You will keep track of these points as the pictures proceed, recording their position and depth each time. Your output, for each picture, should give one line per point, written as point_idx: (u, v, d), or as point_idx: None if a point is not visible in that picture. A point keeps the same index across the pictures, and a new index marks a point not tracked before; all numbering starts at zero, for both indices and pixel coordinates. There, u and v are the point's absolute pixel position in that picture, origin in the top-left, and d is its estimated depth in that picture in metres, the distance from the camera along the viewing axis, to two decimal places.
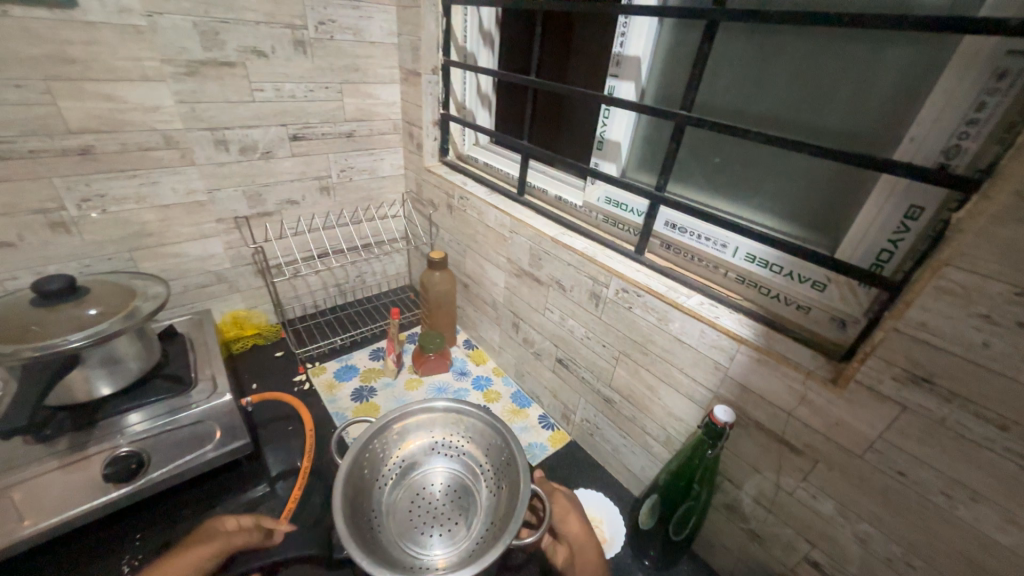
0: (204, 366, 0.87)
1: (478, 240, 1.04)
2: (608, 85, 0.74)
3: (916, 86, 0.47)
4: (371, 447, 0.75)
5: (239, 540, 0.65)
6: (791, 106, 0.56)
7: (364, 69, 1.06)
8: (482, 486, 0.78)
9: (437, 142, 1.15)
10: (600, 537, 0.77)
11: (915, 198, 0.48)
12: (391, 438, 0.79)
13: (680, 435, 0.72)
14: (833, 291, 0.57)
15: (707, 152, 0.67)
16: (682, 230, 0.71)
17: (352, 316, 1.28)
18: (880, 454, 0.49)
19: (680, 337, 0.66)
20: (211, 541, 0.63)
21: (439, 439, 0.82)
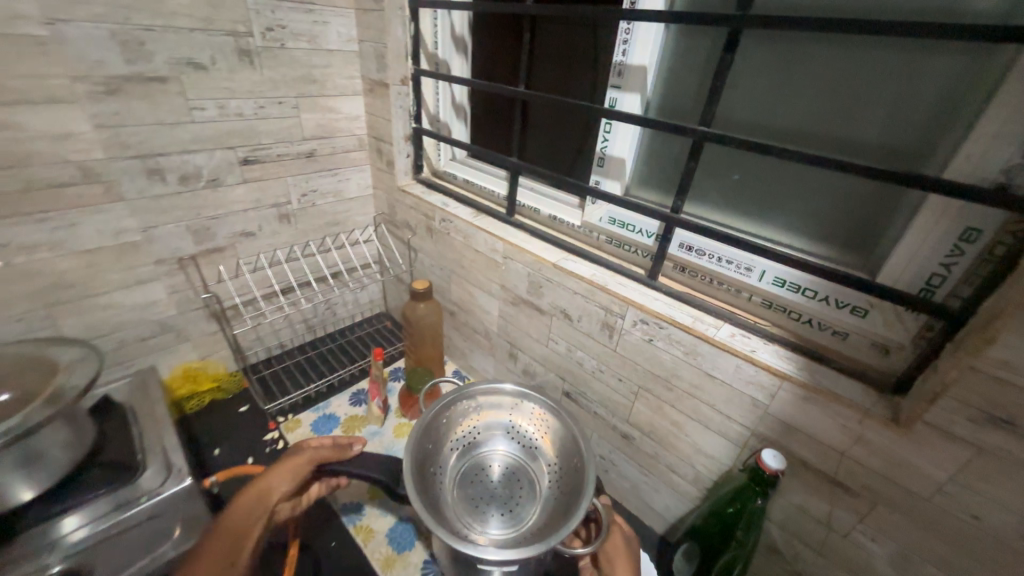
0: (155, 442, 0.73)
1: (465, 265, 0.95)
2: (610, 97, 0.68)
3: (966, 100, 0.43)
4: (447, 418, 0.80)
5: (325, 454, 0.65)
6: (821, 120, 0.52)
7: (323, 80, 0.94)
8: (547, 481, 0.79)
9: (410, 159, 1.04)
10: None
11: (971, 219, 0.44)
12: (467, 413, 0.83)
13: (710, 473, 0.67)
14: (875, 317, 0.53)
15: (724, 169, 0.62)
16: (699, 253, 0.66)
17: (325, 355, 1.15)
18: (950, 496, 0.45)
19: (712, 372, 0.61)
20: (300, 453, 0.65)
21: (512, 425, 0.84)
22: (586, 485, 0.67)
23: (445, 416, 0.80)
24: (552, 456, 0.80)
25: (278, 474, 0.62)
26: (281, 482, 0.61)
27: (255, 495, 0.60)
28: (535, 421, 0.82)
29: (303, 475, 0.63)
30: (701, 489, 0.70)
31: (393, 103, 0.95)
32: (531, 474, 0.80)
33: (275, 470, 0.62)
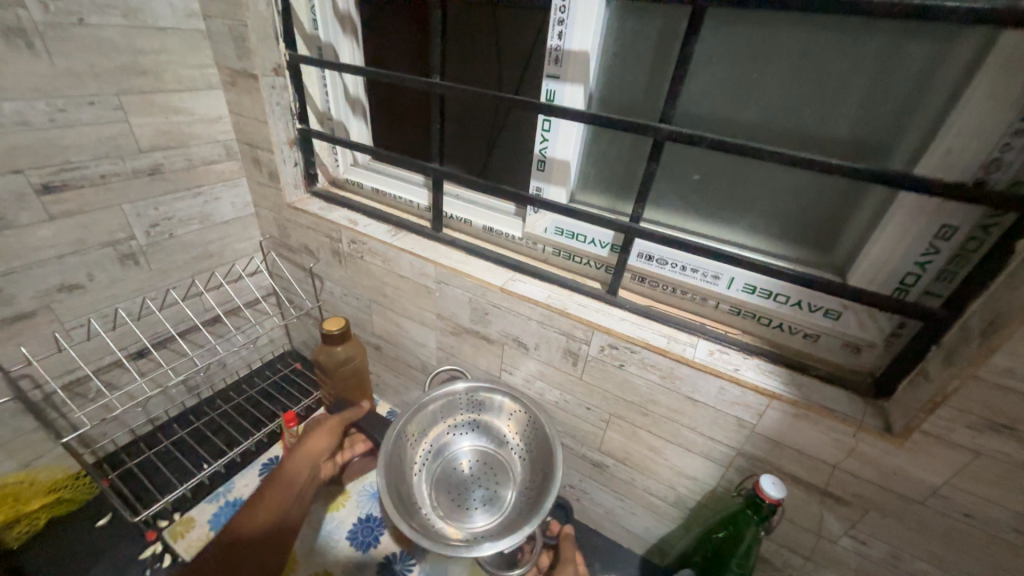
0: None
1: (388, 294, 0.80)
2: (547, 90, 0.57)
3: (941, 87, 0.40)
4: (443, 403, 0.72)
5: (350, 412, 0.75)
6: (787, 113, 0.47)
7: (157, 70, 0.69)
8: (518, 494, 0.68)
9: (299, 168, 0.84)
10: None
11: (946, 216, 0.42)
12: (478, 398, 0.73)
13: (693, 494, 0.63)
14: (848, 318, 0.51)
15: (682, 168, 0.56)
16: (661, 262, 0.60)
17: (217, 421, 0.91)
18: (944, 499, 0.45)
19: (692, 396, 0.55)
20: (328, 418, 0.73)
21: (509, 425, 0.73)
22: (541, 507, 0.59)
23: (458, 392, 0.72)
24: (529, 472, 0.69)
25: (321, 432, 0.71)
26: (321, 440, 0.69)
27: (302, 451, 0.68)
28: (524, 423, 0.70)
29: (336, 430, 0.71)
30: (684, 510, 0.65)
31: (266, 99, 0.74)
32: (512, 483, 0.70)
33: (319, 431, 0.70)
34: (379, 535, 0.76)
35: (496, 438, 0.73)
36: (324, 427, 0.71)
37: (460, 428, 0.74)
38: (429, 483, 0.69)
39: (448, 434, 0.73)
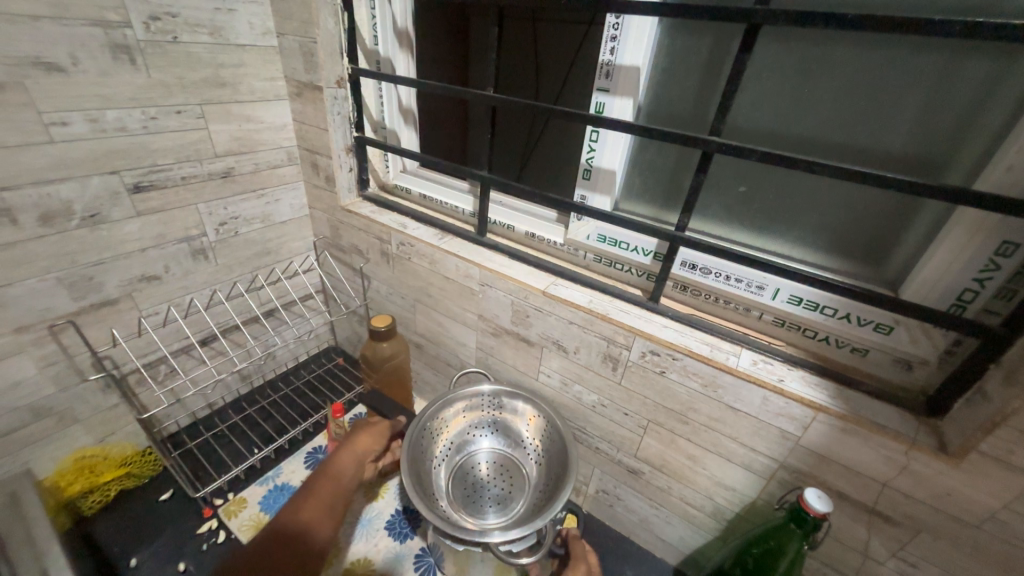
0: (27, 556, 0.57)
1: (433, 294, 0.83)
2: (597, 102, 0.59)
3: (1003, 103, 0.40)
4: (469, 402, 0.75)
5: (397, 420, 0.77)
6: (840, 127, 0.47)
7: (234, 83, 0.76)
8: (531, 499, 0.69)
9: (354, 173, 0.89)
10: None
11: (1008, 233, 0.41)
12: (503, 401, 0.76)
13: (731, 505, 0.63)
14: (900, 334, 0.50)
15: (729, 180, 0.57)
16: (704, 271, 0.60)
17: (267, 408, 0.97)
18: (1003, 524, 0.43)
19: (735, 405, 0.55)
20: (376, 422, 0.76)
21: (530, 430, 0.74)
22: (550, 507, 0.60)
23: (484, 393, 0.76)
24: (544, 477, 0.70)
25: (365, 433, 0.73)
26: (369, 442, 0.72)
27: (348, 450, 0.70)
28: (540, 424, 0.73)
29: (383, 436, 0.74)
30: (721, 521, 0.65)
31: (328, 109, 0.80)
32: (526, 490, 0.71)
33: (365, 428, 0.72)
34: (414, 529, 0.78)
35: (520, 442, 0.75)
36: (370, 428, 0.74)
37: (489, 426, 0.76)
38: (448, 473, 0.73)
39: (478, 430, 0.76)
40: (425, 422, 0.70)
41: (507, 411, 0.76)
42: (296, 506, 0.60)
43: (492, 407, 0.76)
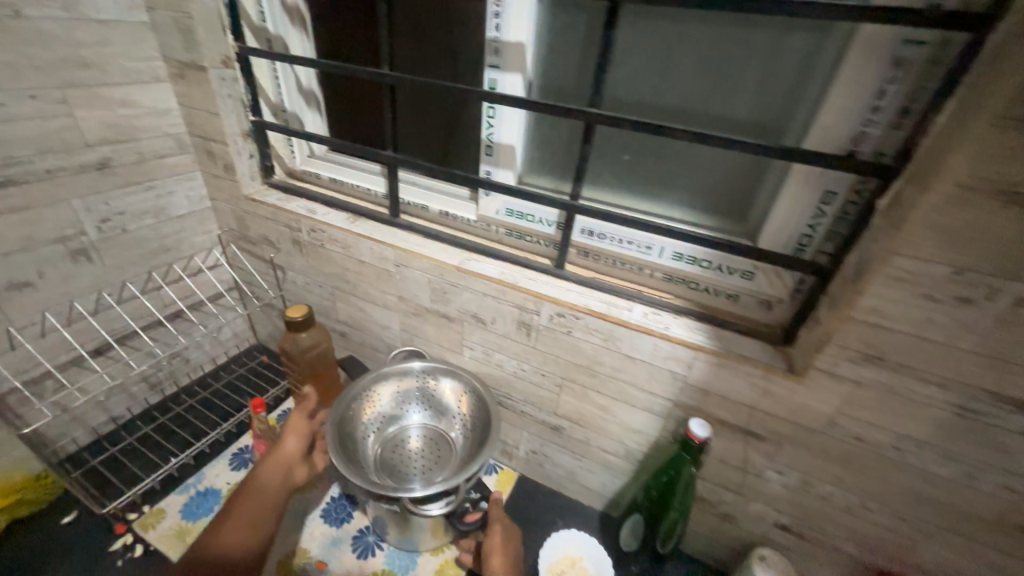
0: None
1: (350, 279, 0.83)
2: (489, 78, 0.61)
3: (817, 73, 0.47)
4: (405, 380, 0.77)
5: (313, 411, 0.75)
6: (700, 98, 0.53)
7: (101, 64, 0.69)
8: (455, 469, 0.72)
9: (255, 160, 0.85)
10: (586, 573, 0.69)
11: (828, 183, 0.49)
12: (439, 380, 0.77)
13: (639, 446, 0.70)
14: (760, 278, 0.58)
15: (615, 150, 0.61)
16: (601, 236, 0.65)
17: (184, 415, 0.91)
18: (839, 426, 0.52)
19: (632, 355, 0.61)
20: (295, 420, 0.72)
21: (460, 406, 0.76)
22: (470, 466, 0.63)
23: (422, 372, 0.77)
24: (469, 447, 0.73)
25: (288, 436, 0.70)
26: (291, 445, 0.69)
27: (273, 458, 0.67)
28: (466, 395, 0.75)
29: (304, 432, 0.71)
30: (633, 462, 0.72)
31: (216, 91, 0.75)
32: (452, 462, 0.74)
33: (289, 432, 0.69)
34: (353, 511, 0.78)
35: (452, 418, 0.77)
36: (293, 429, 0.71)
37: (425, 404, 0.78)
38: (377, 446, 0.75)
39: (411, 406, 0.78)
40: (356, 395, 0.72)
41: (443, 389, 0.77)
42: (212, 532, 0.57)
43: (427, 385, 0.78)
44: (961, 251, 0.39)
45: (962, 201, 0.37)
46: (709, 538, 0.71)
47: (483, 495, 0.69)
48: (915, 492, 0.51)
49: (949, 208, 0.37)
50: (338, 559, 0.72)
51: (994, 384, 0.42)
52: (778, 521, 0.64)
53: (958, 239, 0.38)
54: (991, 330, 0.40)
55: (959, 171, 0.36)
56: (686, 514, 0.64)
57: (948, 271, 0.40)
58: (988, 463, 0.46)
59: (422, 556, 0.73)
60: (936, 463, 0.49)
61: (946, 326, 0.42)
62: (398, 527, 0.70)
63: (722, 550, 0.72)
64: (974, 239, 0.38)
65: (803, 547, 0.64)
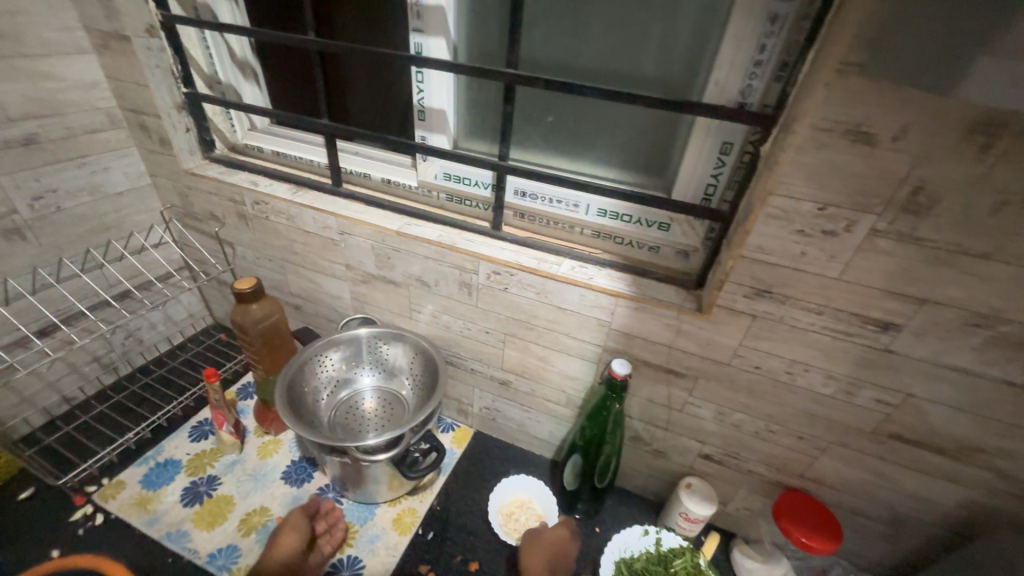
0: None
1: (298, 251, 0.84)
2: (415, 43, 0.62)
3: (710, 30, 0.51)
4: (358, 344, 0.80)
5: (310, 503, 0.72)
6: (610, 57, 0.56)
7: (15, 33, 0.67)
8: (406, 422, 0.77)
9: (192, 133, 0.84)
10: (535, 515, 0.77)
11: (725, 135, 0.54)
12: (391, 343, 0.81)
13: (578, 393, 0.75)
14: (676, 229, 0.62)
15: (539, 111, 0.64)
16: (533, 197, 0.68)
17: (141, 393, 0.92)
18: (742, 357, 0.58)
19: (562, 306, 0.66)
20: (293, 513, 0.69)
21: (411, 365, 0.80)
22: (416, 418, 0.68)
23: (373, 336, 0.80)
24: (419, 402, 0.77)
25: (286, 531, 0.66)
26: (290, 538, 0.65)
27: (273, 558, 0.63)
28: (416, 355, 0.79)
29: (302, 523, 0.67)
30: (574, 409, 0.77)
31: (143, 62, 0.74)
32: (404, 417, 0.78)
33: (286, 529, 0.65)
34: (313, 472, 0.82)
35: (405, 378, 0.81)
36: (291, 524, 0.67)
37: (378, 367, 0.82)
38: (331, 407, 0.78)
39: (364, 368, 0.82)
40: (308, 359, 0.76)
41: (395, 351, 0.81)
42: None
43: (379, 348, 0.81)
44: (823, 188, 0.43)
45: (820, 141, 0.41)
46: (645, 473, 0.78)
47: (432, 444, 0.72)
48: (808, 412, 0.58)
49: (811, 149, 0.42)
50: None
51: (860, 307, 0.48)
52: (702, 452, 0.70)
53: (819, 176, 0.43)
54: (853, 258, 0.46)
55: (815, 114, 0.41)
56: (615, 443, 0.71)
57: (815, 208, 0.45)
58: (861, 379, 0.53)
59: (379, 506, 0.78)
60: (822, 384, 0.55)
61: (817, 257, 0.47)
62: (354, 482, 0.74)
63: (657, 483, 0.78)
64: (832, 176, 0.43)
65: (723, 472, 0.71)
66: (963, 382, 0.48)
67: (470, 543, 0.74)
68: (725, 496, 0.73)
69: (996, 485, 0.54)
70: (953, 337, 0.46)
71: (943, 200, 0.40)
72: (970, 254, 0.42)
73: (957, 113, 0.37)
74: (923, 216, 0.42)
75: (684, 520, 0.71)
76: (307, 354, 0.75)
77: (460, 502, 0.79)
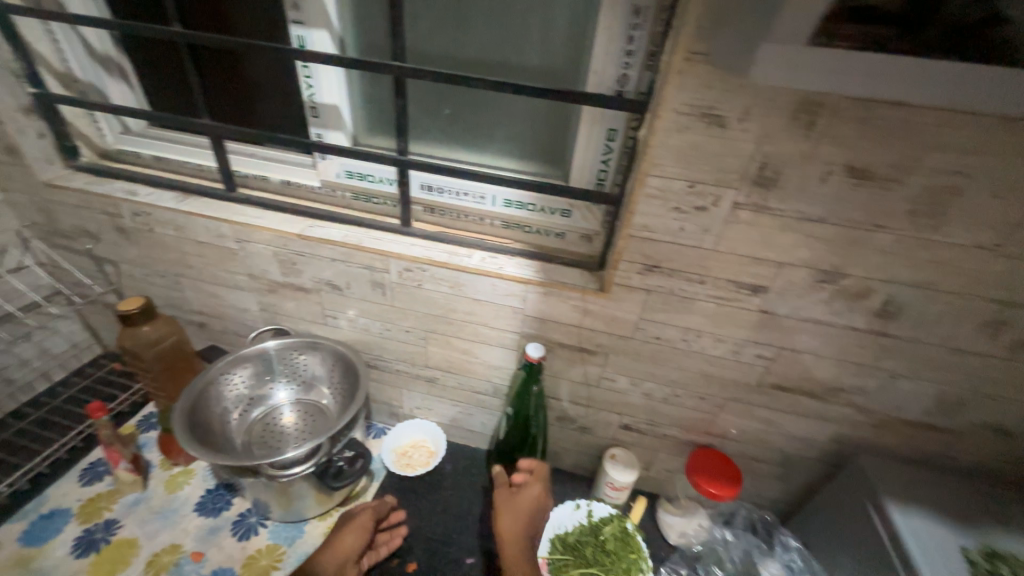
0: None
1: (193, 264, 0.78)
2: (296, 35, 0.60)
3: (584, 23, 0.53)
4: (272, 358, 0.76)
5: (382, 504, 0.72)
6: (495, 48, 0.57)
7: None
8: (326, 430, 0.74)
9: (49, 139, 0.74)
10: (427, 450, 0.84)
11: (608, 122, 0.57)
12: (309, 353, 0.77)
13: (504, 381, 0.76)
14: (576, 215, 0.65)
15: (435, 103, 0.64)
16: (439, 190, 0.68)
17: (14, 439, 0.80)
18: (643, 330, 0.62)
19: (477, 297, 0.66)
20: (364, 510, 0.70)
21: (332, 374, 0.77)
22: (332, 428, 0.65)
23: (290, 348, 0.77)
24: (341, 410, 0.75)
25: (349, 528, 0.67)
26: (352, 539, 0.65)
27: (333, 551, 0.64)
28: (337, 363, 0.76)
29: (368, 523, 0.68)
30: (502, 397, 0.79)
31: None
32: (325, 427, 0.75)
33: (349, 527, 0.66)
34: (231, 498, 0.76)
35: (326, 387, 0.78)
36: (356, 522, 0.68)
37: (297, 379, 0.79)
38: (243, 428, 0.74)
39: (279, 383, 0.78)
40: (214, 377, 0.71)
41: (314, 361, 0.78)
42: None
43: (296, 361, 0.78)
44: (688, 167, 0.48)
45: (681, 125, 0.45)
46: (575, 451, 0.82)
47: (358, 450, 0.70)
48: (705, 373, 0.63)
49: (674, 132, 0.46)
50: (217, 545, 0.70)
51: (733, 274, 0.54)
52: (622, 423, 0.74)
53: (683, 157, 0.47)
54: (722, 230, 0.51)
55: (674, 100, 0.44)
56: (538, 419, 0.75)
57: (686, 186, 0.49)
58: (743, 338, 0.59)
59: (309, 523, 0.74)
60: (713, 346, 0.60)
61: (693, 232, 0.52)
62: (278, 502, 0.70)
63: (587, 458, 0.82)
64: (695, 156, 0.47)
65: (642, 440, 0.76)
66: (821, 331, 0.56)
67: (407, 544, 0.73)
68: (646, 461, 0.78)
69: (856, 418, 0.62)
70: (808, 293, 0.53)
71: (783, 174, 0.46)
72: (810, 219, 0.48)
73: (784, 97, 0.42)
74: (771, 188, 0.47)
75: (611, 489, 0.75)
76: (210, 374, 0.71)
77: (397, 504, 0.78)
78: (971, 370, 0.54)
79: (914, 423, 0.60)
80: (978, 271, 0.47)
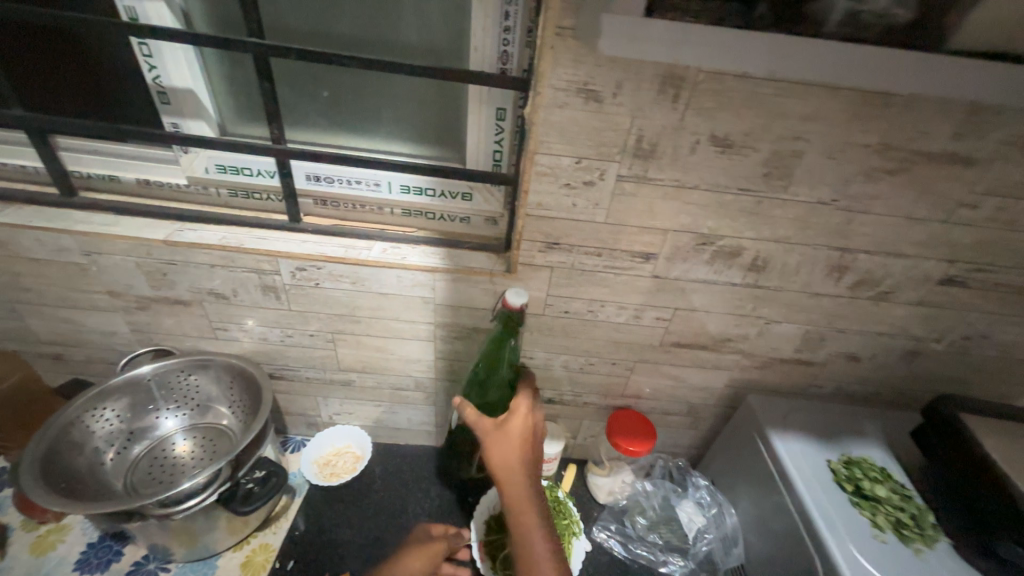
0: None
1: (31, 286, 0.65)
2: (123, 6, 0.51)
3: None
4: (152, 385, 0.67)
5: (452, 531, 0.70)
6: (368, 23, 0.53)
7: None
8: (227, 453, 0.67)
9: None
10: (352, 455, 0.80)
11: (496, 101, 0.56)
12: (197, 374, 0.69)
13: (424, 374, 0.74)
14: (478, 198, 0.63)
15: (310, 85, 0.58)
16: (328, 180, 0.62)
17: None
18: (552, 306, 0.63)
19: (382, 291, 0.63)
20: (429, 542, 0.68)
21: (230, 392, 0.70)
22: (230, 451, 0.59)
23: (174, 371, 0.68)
24: (242, 429, 0.68)
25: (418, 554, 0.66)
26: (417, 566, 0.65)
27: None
28: (234, 379, 0.69)
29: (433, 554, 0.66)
30: (426, 391, 0.77)
31: None
32: (226, 451, 0.68)
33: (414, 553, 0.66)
34: (121, 548, 0.67)
35: (225, 406, 0.71)
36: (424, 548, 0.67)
37: (189, 404, 0.70)
38: (123, 469, 0.65)
39: (166, 412, 0.69)
40: (76, 417, 0.62)
41: (206, 381, 0.69)
42: None
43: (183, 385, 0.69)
44: (572, 144, 0.49)
45: (560, 101, 0.46)
46: None
47: (269, 470, 0.64)
48: (613, 340, 0.67)
49: (555, 109, 0.46)
50: None
51: (627, 244, 0.56)
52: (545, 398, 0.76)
53: (567, 134, 0.48)
54: (610, 202, 0.53)
55: (551, 77, 0.44)
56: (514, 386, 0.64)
57: (573, 162, 0.50)
58: (643, 303, 0.62)
59: (221, 556, 0.68)
60: (616, 314, 0.64)
61: (585, 207, 0.53)
62: (179, 542, 0.63)
63: None
64: (577, 132, 0.48)
65: (566, 410, 0.78)
66: (707, 289, 0.61)
67: (337, 556, 0.70)
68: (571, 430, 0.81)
69: (744, 363, 0.70)
70: (692, 256, 0.57)
71: (658, 145, 0.48)
72: (686, 187, 0.51)
73: (649, 71, 0.44)
74: (649, 160, 0.50)
75: None
76: (69, 414, 0.61)
77: (325, 516, 0.74)
78: (825, 310, 0.62)
79: (788, 360, 0.69)
80: (822, 223, 0.54)
